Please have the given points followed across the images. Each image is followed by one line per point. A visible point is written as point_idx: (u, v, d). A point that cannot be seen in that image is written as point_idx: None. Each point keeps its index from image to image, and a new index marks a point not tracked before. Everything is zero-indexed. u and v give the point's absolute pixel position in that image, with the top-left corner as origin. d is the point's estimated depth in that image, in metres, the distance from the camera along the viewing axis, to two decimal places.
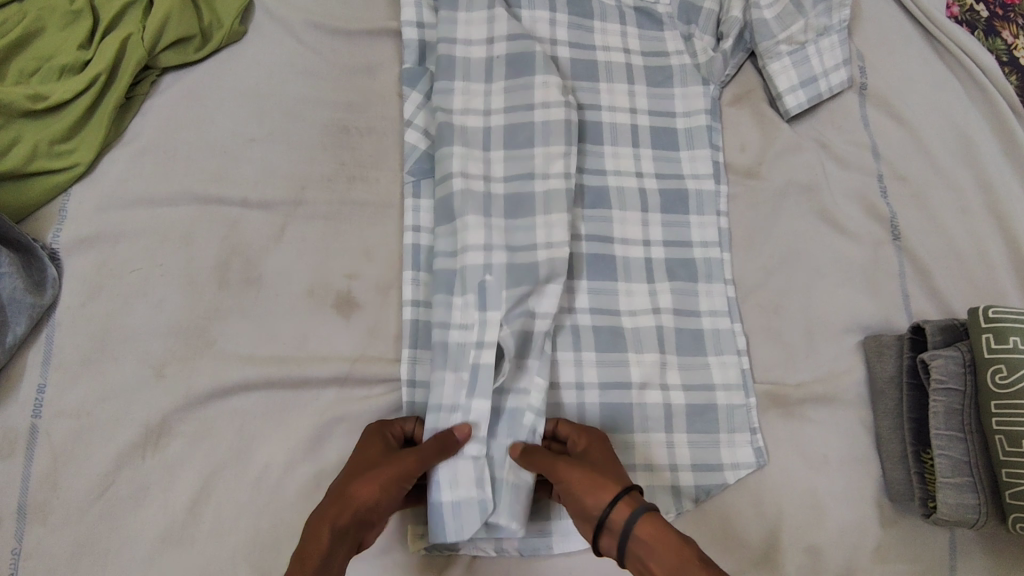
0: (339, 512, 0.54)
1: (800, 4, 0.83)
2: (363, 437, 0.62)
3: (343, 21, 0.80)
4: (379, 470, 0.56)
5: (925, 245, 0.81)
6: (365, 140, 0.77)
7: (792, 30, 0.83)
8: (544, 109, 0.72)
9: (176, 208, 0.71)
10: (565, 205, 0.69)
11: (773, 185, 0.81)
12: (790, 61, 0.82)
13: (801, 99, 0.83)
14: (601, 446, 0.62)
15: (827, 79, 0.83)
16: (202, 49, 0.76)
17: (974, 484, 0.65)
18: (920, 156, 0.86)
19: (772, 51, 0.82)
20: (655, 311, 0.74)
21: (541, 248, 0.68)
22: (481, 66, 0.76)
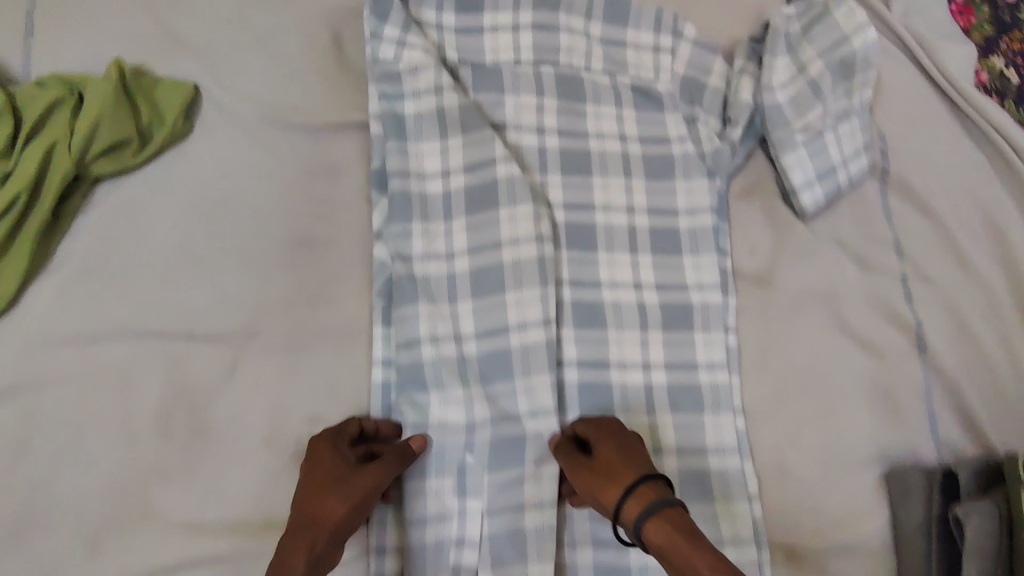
0: (313, 539, 0.52)
1: (816, 87, 0.74)
2: (312, 452, 0.58)
3: (300, 115, 0.70)
4: (347, 491, 0.55)
5: (955, 358, 0.73)
6: (328, 254, 0.68)
7: (808, 117, 0.73)
8: (531, 243, 0.67)
9: (112, 346, 0.63)
10: (547, 364, 0.64)
11: (788, 295, 0.73)
12: (806, 153, 0.73)
13: (819, 195, 0.73)
14: (608, 434, 0.60)
15: (846, 169, 0.75)
16: (140, 154, 0.66)
17: None
18: (945, 252, 0.78)
19: (784, 142, 0.73)
20: (656, 453, 0.66)
21: (524, 420, 0.64)
22: (438, 202, 0.69)
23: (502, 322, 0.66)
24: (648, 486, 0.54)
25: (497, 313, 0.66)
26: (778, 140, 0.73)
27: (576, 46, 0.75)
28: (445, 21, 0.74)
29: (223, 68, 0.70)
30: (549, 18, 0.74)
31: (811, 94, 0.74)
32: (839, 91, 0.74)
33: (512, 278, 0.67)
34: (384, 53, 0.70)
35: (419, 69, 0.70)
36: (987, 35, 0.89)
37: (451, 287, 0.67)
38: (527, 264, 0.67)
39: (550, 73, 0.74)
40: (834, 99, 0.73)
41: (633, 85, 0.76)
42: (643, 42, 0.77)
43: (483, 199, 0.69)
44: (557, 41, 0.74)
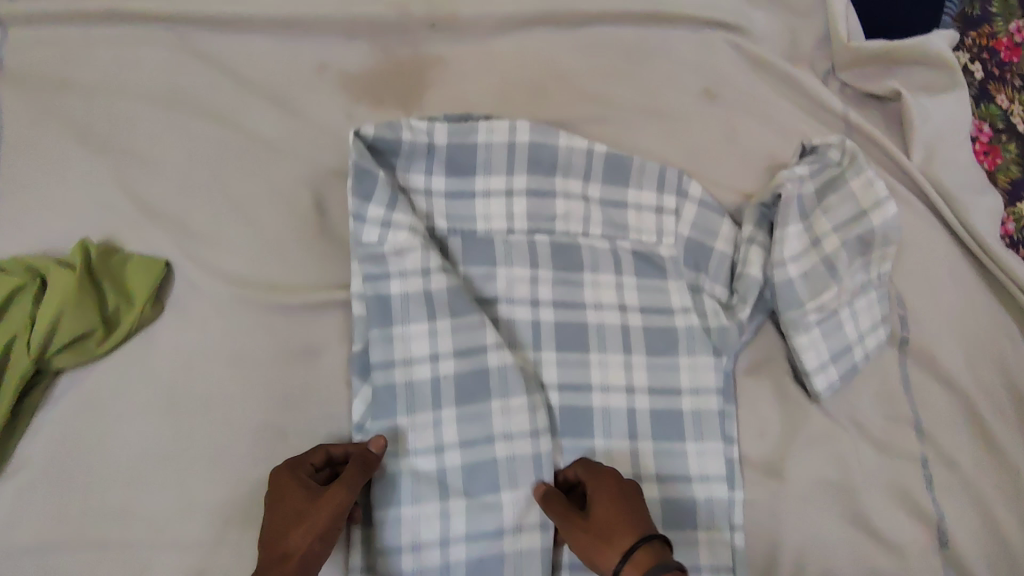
0: (280, 570, 0.51)
1: (832, 264, 0.68)
2: (273, 486, 0.57)
3: (279, 293, 0.66)
4: (311, 518, 0.53)
5: (981, 555, 0.68)
6: (305, 447, 0.64)
7: (824, 297, 0.68)
8: (528, 438, 0.64)
9: (71, 558, 0.59)
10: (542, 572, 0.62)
11: (800, 486, 0.68)
12: (818, 333, 0.68)
13: (832, 377, 0.68)
14: (608, 491, 0.59)
15: (863, 346, 0.70)
16: (106, 343, 0.62)
17: None
18: (972, 431, 0.72)
19: (798, 323, 0.67)
20: None
21: None
22: (425, 390, 0.64)
23: (495, 524, 0.62)
24: (645, 550, 0.53)
25: (490, 514, 0.62)
26: (790, 321, 0.68)
27: (573, 212, 0.71)
28: (433, 186, 0.69)
29: (195, 242, 0.66)
30: (545, 184, 0.70)
31: (828, 272, 0.69)
32: (856, 265, 0.69)
33: (505, 476, 0.63)
34: (370, 236, 0.65)
35: (405, 252, 0.65)
36: (1014, 177, 0.84)
37: (441, 484, 0.63)
38: (521, 461, 0.63)
39: (544, 242, 0.70)
40: (852, 276, 0.69)
41: (634, 249, 0.72)
42: (644, 202, 0.73)
43: (475, 388, 0.64)
44: (552, 207, 0.70)
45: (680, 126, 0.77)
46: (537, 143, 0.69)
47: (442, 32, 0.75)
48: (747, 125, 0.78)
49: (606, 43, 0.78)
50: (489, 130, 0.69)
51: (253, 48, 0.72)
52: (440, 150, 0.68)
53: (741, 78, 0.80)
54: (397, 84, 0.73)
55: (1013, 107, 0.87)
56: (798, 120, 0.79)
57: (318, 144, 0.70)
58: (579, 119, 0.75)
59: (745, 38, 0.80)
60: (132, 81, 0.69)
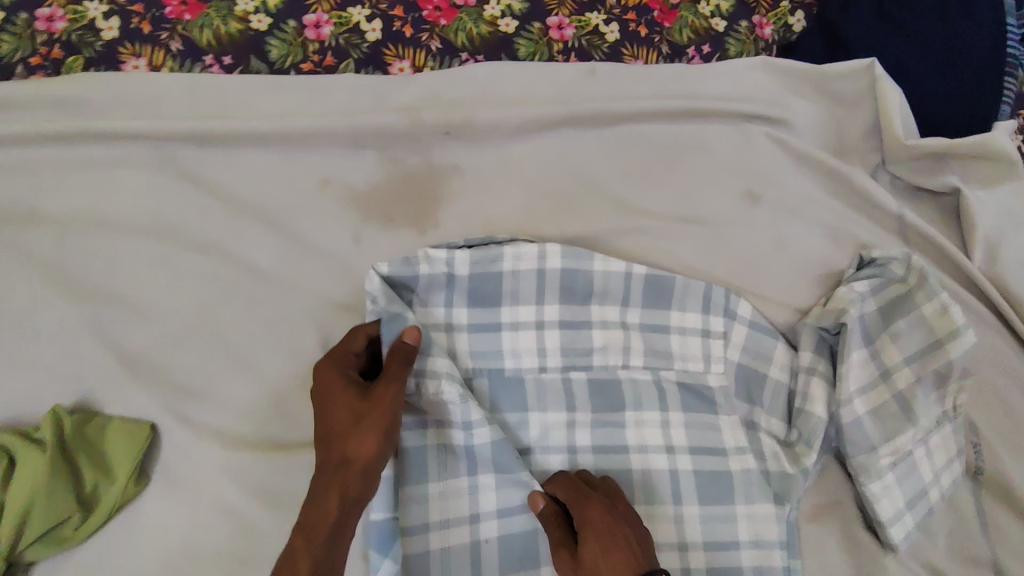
0: (344, 477, 0.48)
1: (906, 403, 0.63)
2: (319, 383, 0.53)
3: (278, 454, 0.56)
4: (371, 420, 0.50)
5: None
6: None
7: (898, 440, 0.61)
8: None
9: None
10: None
11: None
12: (892, 478, 0.61)
13: (909, 526, 0.61)
14: (596, 528, 0.52)
15: (940, 487, 0.63)
16: (83, 529, 0.53)
17: None
18: None
19: (870, 468, 0.61)
20: None
21: None
22: (463, 557, 0.57)
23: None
24: None
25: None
26: (861, 464, 0.62)
27: (611, 343, 0.63)
28: (455, 320, 0.61)
29: (185, 396, 0.57)
30: (580, 313, 0.63)
31: (901, 410, 0.63)
32: (933, 398, 0.63)
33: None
34: None
35: (445, 402, 0.58)
36: None
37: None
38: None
39: (581, 378, 0.63)
40: (929, 413, 0.62)
41: (679, 378, 0.64)
42: (688, 325, 0.65)
43: (518, 555, 0.58)
44: (590, 339, 0.63)
45: (720, 234, 0.70)
46: (569, 269, 0.62)
47: (458, 139, 0.67)
48: (794, 230, 0.71)
49: (637, 142, 0.71)
50: (515, 256, 0.61)
51: (247, 165, 0.64)
52: (462, 282, 0.61)
53: (784, 177, 0.73)
54: (409, 199, 0.66)
55: None
56: (846, 222, 0.73)
57: (323, 273, 0.62)
58: (611, 231, 0.68)
59: (787, 133, 0.74)
60: (112, 210, 0.61)
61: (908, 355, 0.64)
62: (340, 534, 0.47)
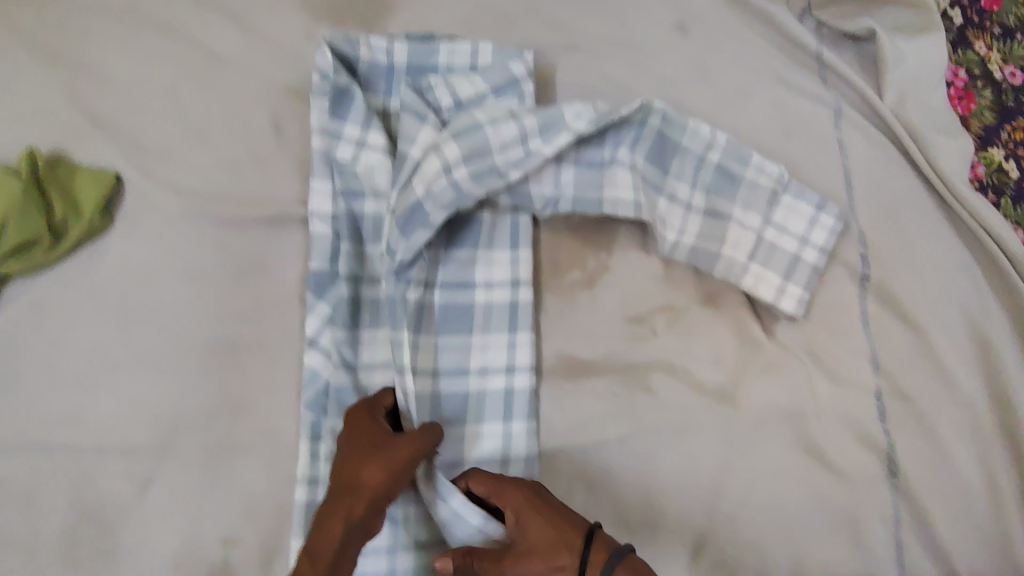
0: (352, 502, 0.51)
1: (766, 201, 0.70)
2: (351, 421, 0.58)
3: (232, 206, 0.65)
4: (388, 454, 0.54)
5: (927, 485, 0.69)
6: (256, 359, 0.64)
7: (745, 227, 0.70)
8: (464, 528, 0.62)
9: (19, 460, 0.59)
10: None
11: (750, 412, 0.68)
12: (761, 267, 0.69)
13: (799, 293, 0.69)
14: (526, 511, 0.53)
15: (811, 250, 0.69)
16: (53, 251, 0.62)
17: None
18: (926, 363, 0.73)
19: (735, 267, 0.69)
20: None
21: None
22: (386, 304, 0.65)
23: (459, 456, 0.63)
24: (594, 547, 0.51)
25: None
26: (730, 261, 0.70)
27: (506, 139, 0.64)
28: (393, 106, 0.69)
29: (150, 155, 0.66)
30: (471, 111, 0.64)
31: (764, 208, 0.70)
32: (789, 195, 0.70)
33: (431, 408, 0.63)
34: (343, 149, 0.65)
35: (373, 169, 0.66)
36: (986, 123, 0.84)
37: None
38: (446, 397, 0.64)
39: (466, 176, 0.63)
40: (790, 215, 0.70)
41: (574, 180, 0.68)
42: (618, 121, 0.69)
43: (449, 310, 0.66)
44: (484, 138, 0.64)
45: (649, 58, 0.76)
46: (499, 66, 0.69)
47: None
48: (718, 60, 0.78)
49: None
50: (450, 51, 0.69)
51: None
52: (401, 70, 0.68)
53: (711, 13, 0.79)
54: (361, 4, 0.72)
55: (991, 54, 0.87)
56: (768, 58, 0.79)
57: (278, 63, 0.70)
58: (546, 48, 0.75)
59: None
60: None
61: (763, 169, 0.70)
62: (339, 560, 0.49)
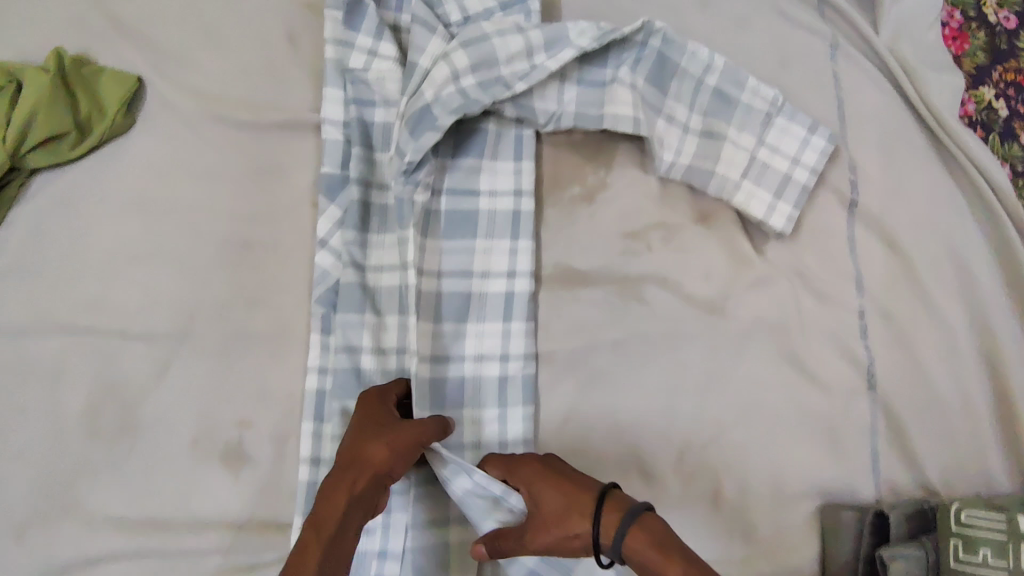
0: (355, 476, 0.53)
1: (759, 122, 0.73)
2: (362, 402, 0.60)
3: (249, 112, 0.68)
4: (395, 433, 0.56)
5: (904, 399, 0.73)
6: (268, 257, 0.67)
7: (741, 147, 0.73)
8: (468, 450, 0.65)
9: (44, 341, 0.63)
10: (522, 398, 0.66)
11: (738, 324, 0.72)
12: (753, 185, 0.72)
13: (787, 210, 0.72)
14: (541, 479, 0.56)
15: (801, 170, 0.72)
16: (78, 147, 0.66)
17: None
18: (908, 287, 0.76)
19: (729, 185, 0.73)
20: None
21: (467, 451, 0.65)
22: (394, 208, 0.68)
23: (460, 352, 0.67)
24: (607, 506, 0.52)
25: (456, 396, 0.66)
26: (724, 179, 0.73)
27: (513, 53, 0.68)
28: (403, 20, 0.71)
29: (171, 61, 0.69)
30: (479, 25, 0.68)
31: (757, 129, 0.73)
32: (783, 118, 0.73)
33: (436, 308, 0.67)
34: (356, 60, 0.69)
35: (386, 79, 0.69)
36: (979, 63, 0.86)
37: (378, 304, 0.67)
38: (450, 298, 0.67)
39: (473, 85, 0.67)
40: (782, 136, 0.73)
41: (576, 98, 0.72)
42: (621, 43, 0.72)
43: (456, 218, 0.69)
44: (491, 50, 0.67)
45: None
46: None
47: None
48: None
49: None
50: None
51: None
52: None
53: None
54: None
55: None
56: None
57: None
58: None
59: None
60: None
61: (758, 91, 0.73)
62: (339, 534, 0.51)
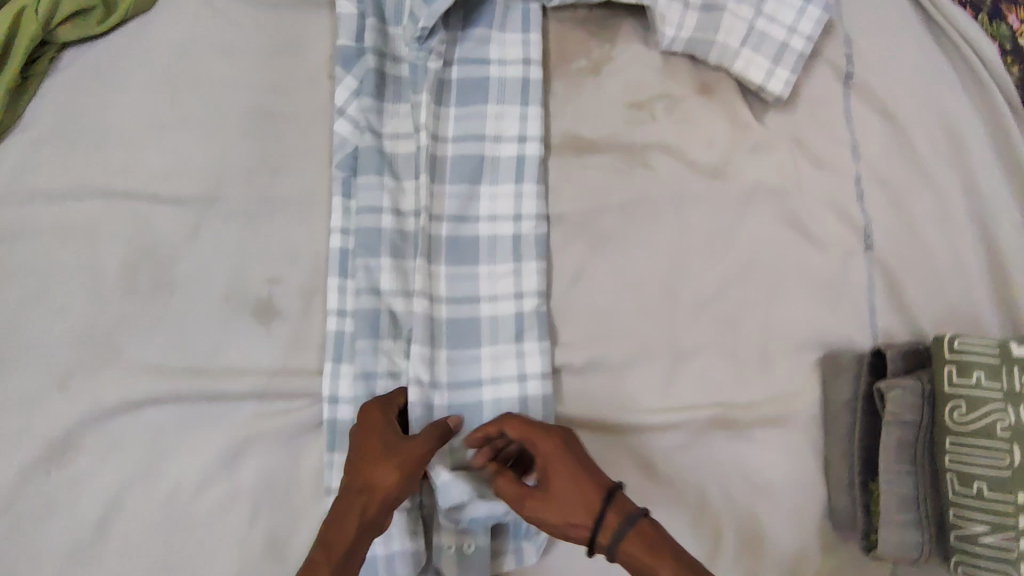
0: (364, 504, 0.56)
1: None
2: (364, 417, 0.61)
3: None
4: (402, 457, 0.57)
5: (898, 260, 0.77)
6: (289, 126, 0.70)
7: (738, 18, 0.75)
8: (486, 302, 0.69)
9: (79, 203, 0.65)
10: (537, 252, 0.69)
11: (740, 187, 0.75)
12: (751, 53, 0.75)
13: (785, 76, 0.75)
14: (556, 458, 0.57)
15: (797, 38, 0.75)
16: (104, 22, 0.69)
17: (917, 495, 0.65)
18: (904, 155, 0.79)
19: (726, 57, 0.76)
20: (520, 378, 0.68)
21: (485, 302, 0.69)
22: (408, 79, 0.71)
23: (475, 213, 0.70)
24: (615, 504, 0.55)
25: (472, 254, 0.70)
26: (723, 48, 0.76)
27: None
28: None
29: None
30: None
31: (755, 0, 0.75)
32: None
33: (450, 171, 0.70)
34: None
35: None
36: None
37: (396, 169, 0.70)
38: (464, 161, 0.71)
39: None
40: (779, 6, 0.75)
41: None
42: None
43: (467, 88, 0.72)
44: None
45: None
46: None
47: None
48: None
49: None
50: None
51: None
52: None
53: None
54: None
55: None
56: None
57: None
58: None
59: None
60: None
61: None
62: (349, 558, 0.55)
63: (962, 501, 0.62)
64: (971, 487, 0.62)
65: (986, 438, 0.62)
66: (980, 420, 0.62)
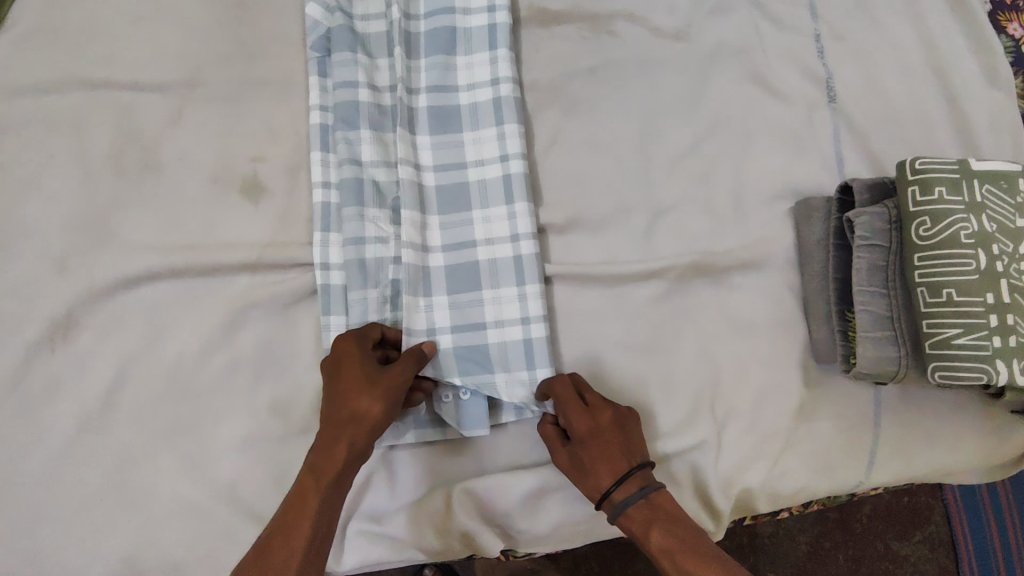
0: (353, 433, 0.55)
1: None
2: (337, 350, 0.59)
3: None
4: (383, 385, 0.57)
5: (863, 110, 0.79)
6: (264, 16, 0.73)
7: None
8: (473, 167, 0.71)
9: (65, 94, 0.68)
10: (517, 116, 0.71)
11: (702, 49, 0.78)
12: None
13: None
14: (589, 427, 0.59)
15: None
16: None
17: (892, 316, 0.67)
18: (861, 10, 0.81)
19: None
20: (513, 239, 0.69)
21: (472, 168, 0.71)
22: None
23: (454, 84, 0.73)
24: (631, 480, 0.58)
25: (455, 123, 0.72)
26: None
27: None
28: None
29: None
30: None
31: None
32: None
33: (427, 46, 0.73)
34: None
35: None
36: None
37: (368, 47, 0.72)
38: (439, 33, 0.73)
39: None
40: None
41: None
42: None
43: None
44: None
45: None
46: None
47: None
48: None
49: None
50: None
51: None
52: None
53: None
54: None
55: None
56: None
57: None
58: None
59: None
60: None
61: None
62: (341, 480, 0.55)
63: (936, 312, 0.63)
64: (942, 296, 0.63)
65: (954, 246, 0.64)
66: (945, 231, 0.64)
